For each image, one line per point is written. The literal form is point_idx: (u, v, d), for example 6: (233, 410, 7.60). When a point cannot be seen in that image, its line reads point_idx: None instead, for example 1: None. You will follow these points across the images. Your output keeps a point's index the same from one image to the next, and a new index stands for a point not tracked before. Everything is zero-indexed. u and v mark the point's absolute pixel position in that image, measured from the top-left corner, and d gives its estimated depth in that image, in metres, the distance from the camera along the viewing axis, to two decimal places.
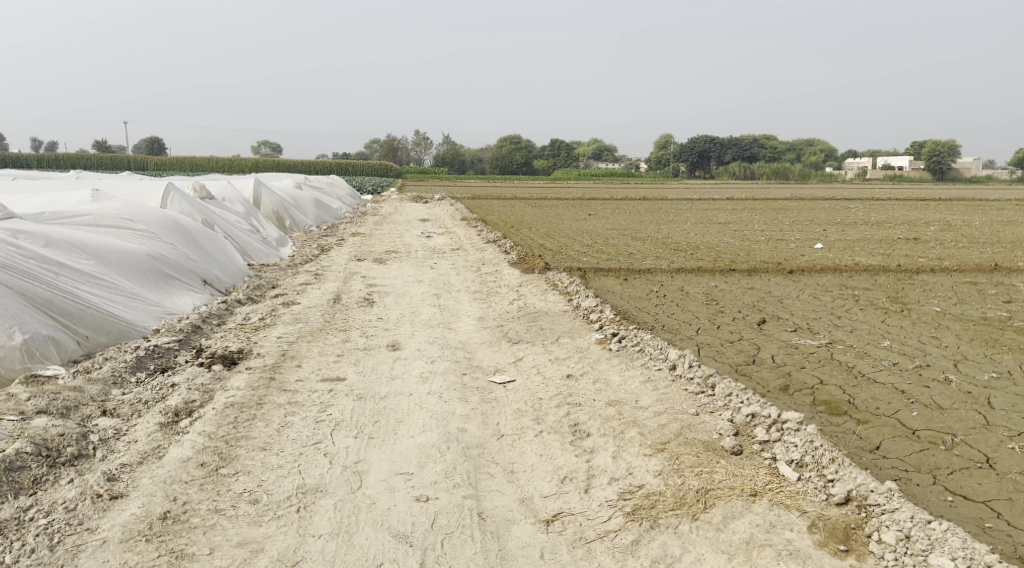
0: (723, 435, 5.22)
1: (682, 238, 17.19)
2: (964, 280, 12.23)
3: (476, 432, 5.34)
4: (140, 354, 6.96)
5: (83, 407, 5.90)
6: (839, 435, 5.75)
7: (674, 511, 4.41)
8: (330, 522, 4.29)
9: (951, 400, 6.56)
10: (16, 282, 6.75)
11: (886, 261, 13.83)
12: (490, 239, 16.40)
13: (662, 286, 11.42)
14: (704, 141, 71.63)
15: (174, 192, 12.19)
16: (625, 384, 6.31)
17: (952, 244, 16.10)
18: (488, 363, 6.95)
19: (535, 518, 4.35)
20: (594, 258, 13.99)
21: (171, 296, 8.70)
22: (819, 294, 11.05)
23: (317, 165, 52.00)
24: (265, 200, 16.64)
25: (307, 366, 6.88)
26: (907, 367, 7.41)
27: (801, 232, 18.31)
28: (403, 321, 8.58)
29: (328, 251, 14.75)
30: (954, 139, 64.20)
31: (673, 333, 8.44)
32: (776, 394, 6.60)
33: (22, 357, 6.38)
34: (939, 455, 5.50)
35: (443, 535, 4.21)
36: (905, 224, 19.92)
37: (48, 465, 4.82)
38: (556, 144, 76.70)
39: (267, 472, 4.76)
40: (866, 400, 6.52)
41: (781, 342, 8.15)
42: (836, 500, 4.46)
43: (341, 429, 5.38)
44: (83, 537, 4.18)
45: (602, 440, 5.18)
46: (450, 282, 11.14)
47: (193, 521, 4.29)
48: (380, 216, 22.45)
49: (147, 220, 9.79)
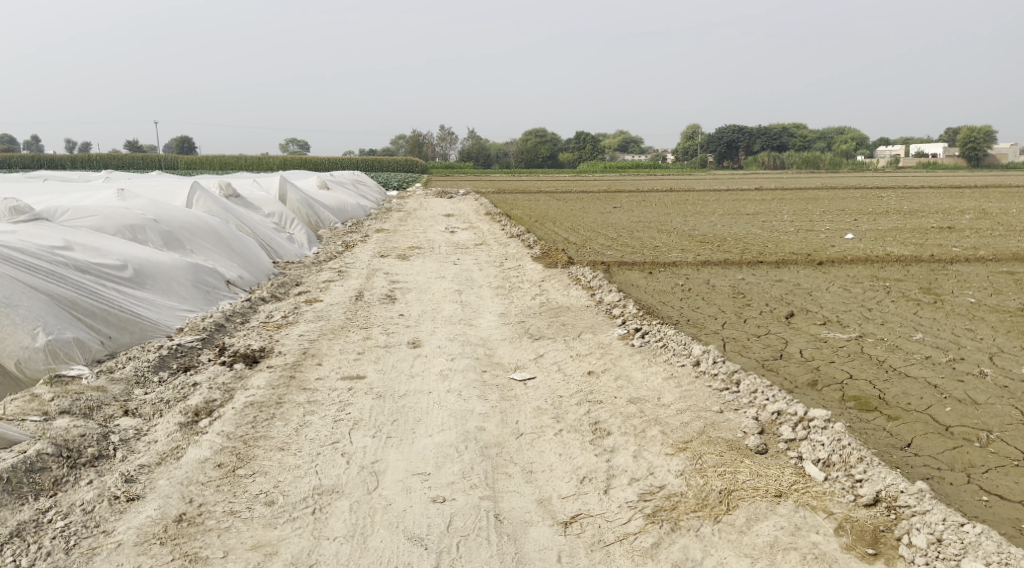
0: (748, 433, 5.09)
1: (709, 229, 16.98)
2: (1000, 270, 11.92)
3: (494, 431, 5.27)
4: (163, 353, 6.97)
5: (106, 407, 5.92)
6: (868, 432, 5.59)
7: (696, 512, 4.30)
8: (345, 525, 4.24)
9: (986, 395, 6.36)
10: (40, 282, 6.79)
11: (919, 251, 13.53)
12: (515, 234, 16.32)
13: (687, 279, 11.28)
14: (732, 132, 70.99)
15: (200, 191, 12.27)
16: (647, 381, 6.19)
17: (987, 233, 15.70)
18: (509, 360, 6.87)
19: (552, 520, 4.27)
20: (619, 252, 13.86)
21: (197, 293, 8.71)
22: (849, 286, 10.82)
23: (345, 162, 52.24)
24: (290, 197, 16.70)
25: (327, 365, 6.85)
26: (940, 361, 7.22)
27: (831, 222, 18.00)
28: (424, 318, 8.53)
29: (353, 248, 14.77)
30: (990, 125, 62.87)
31: (698, 328, 8.31)
32: (803, 390, 6.45)
33: (45, 358, 6.40)
34: (973, 452, 5.34)
35: (459, 538, 4.14)
36: (939, 213, 19.55)
37: (68, 466, 4.82)
38: (583, 136, 76.21)
39: (283, 472, 4.73)
40: (897, 395, 6.34)
41: (809, 336, 7.98)
42: (865, 502, 4.32)
43: (359, 428, 5.33)
44: (99, 540, 4.18)
45: (622, 439, 5.08)
46: (472, 278, 11.08)
47: (208, 524, 4.26)
48: (405, 212, 22.46)
49: (171, 221, 9.83)
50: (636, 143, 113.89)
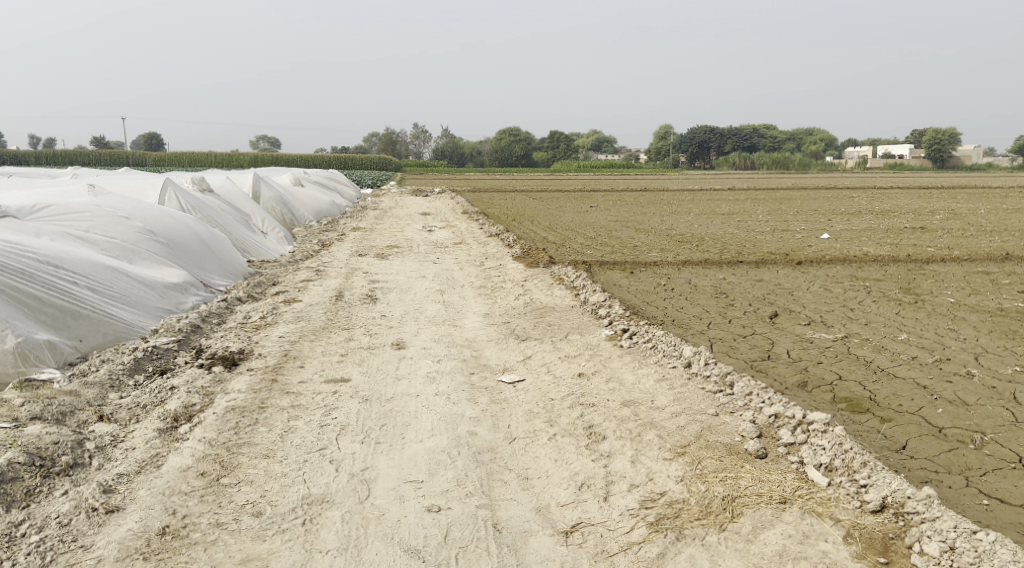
0: (746, 437, 5.00)
1: (686, 229, 16.97)
2: (976, 270, 12.00)
3: (486, 436, 5.14)
4: (138, 356, 6.74)
5: (79, 413, 5.69)
6: (864, 434, 5.54)
7: (700, 520, 4.20)
8: (337, 536, 4.08)
9: (976, 395, 6.34)
10: (7, 282, 6.52)
11: (895, 251, 13.61)
12: (493, 232, 16.18)
13: (669, 279, 11.21)
14: (704, 132, 71.58)
15: (172, 188, 11.97)
16: (639, 383, 6.09)
17: (960, 233, 15.86)
18: (497, 362, 6.74)
19: (553, 529, 4.15)
20: (600, 251, 13.78)
21: (171, 292, 8.44)
22: (830, 286, 10.82)
23: (316, 160, 51.72)
24: (264, 194, 16.40)
25: (310, 367, 6.66)
26: (927, 361, 7.20)
27: (806, 222, 18.08)
28: (407, 318, 8.37)
29: (329, 247, 14.52)
30: (954, 127, 63.88)
31: (684, 328, 8.24)
32: (794, 391, 6.39)
33: (15, 360, 6.18)
34: (969, 455, 5.29)
35: (458, 550, 4.00)
36: (910, 213, 19.74)
37: (41, 476, 4.60)
38: (555, 136, 76.24)
39: (270, 481, 4.55)
40: (888, 396, 6.30)
41: (795, 336, 7.94)
42: (872, 508, 4.25)
43: (346, 434, 5.16)
44: (77, 555, 3.98)
45: (619, 443, 4.97)
46: (453, 278, 10.91)
47: (193, 537, 4.08)
48: (381, 211, 22.16)
49: (145, 218, 9.56)
50: (609, 143, 114.30)
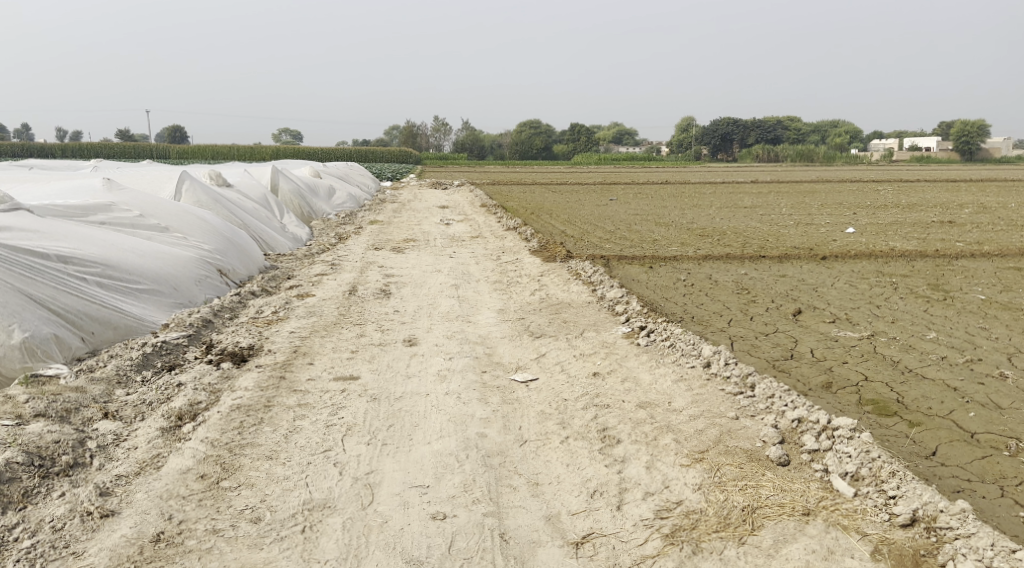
0: (767, 442, 4.78)
1: (708, 223, 16.67)
2: (1007, 266, 11.63)
3: (497, 438, 4.96)
4: (146, 351, 6.62)
5: (84, 410, 5.56)
6: (891, 439, 5.30)
7: (718, 533, 4.00)
8: (337, 545, 3.93)
9: (1010, 399, 6.07)
10: (16, 277, 6.39)
11: (923, 246, 13.26)
12: (511, 226, 15.97)
13: (689, 274, 10.98)
14: (727, 124, 70.85)
15: (189, 180, 11.88)
16: (656, 383, 5.88)
17: (989, 228, 15.43)
18: (510, 360, 6.55)
19: (563, 540, 3.96)
20: (618, 245, 13.53)
21: (185, 283, 8.31)
22: (855, 282, 10.51)
23: (338, 153, 51.69)
24: (282, 186, 16.28)
25: (319, 365, 6.50)
26: (957, 361, 6.93)
27: (831, 216, 17.68)
28: (420, 314, 8.21)
29: (346, 240, 14.38)
30: (983, 119, 62.59)
31: (704, 325, 8.01)
32: (818, 393, 6.16)
33: (22, 356, 6.08)
34: (1003, 462, 5.05)
35: (462, 562, 3.83)
36: (938, 207, 19.26)
37: (40, 476, 4.47)
38: (577, 127, 75.67)
39: (271, 485, 4.39)
40: (917, 398, 6.05)
41: (819, 335, 7.68)
42: (902, 522, 4.03)
43: (352, 434, 5.01)
44: (69, 563, 3.86)
45: (634, 448, 4.77)
46: (469, 272, 10.72)
47: (188, 544, 3.94)
48: (399, 204, 22.08)
49: (160, 212, 9.42)
50: (630, 135, 113.34)
